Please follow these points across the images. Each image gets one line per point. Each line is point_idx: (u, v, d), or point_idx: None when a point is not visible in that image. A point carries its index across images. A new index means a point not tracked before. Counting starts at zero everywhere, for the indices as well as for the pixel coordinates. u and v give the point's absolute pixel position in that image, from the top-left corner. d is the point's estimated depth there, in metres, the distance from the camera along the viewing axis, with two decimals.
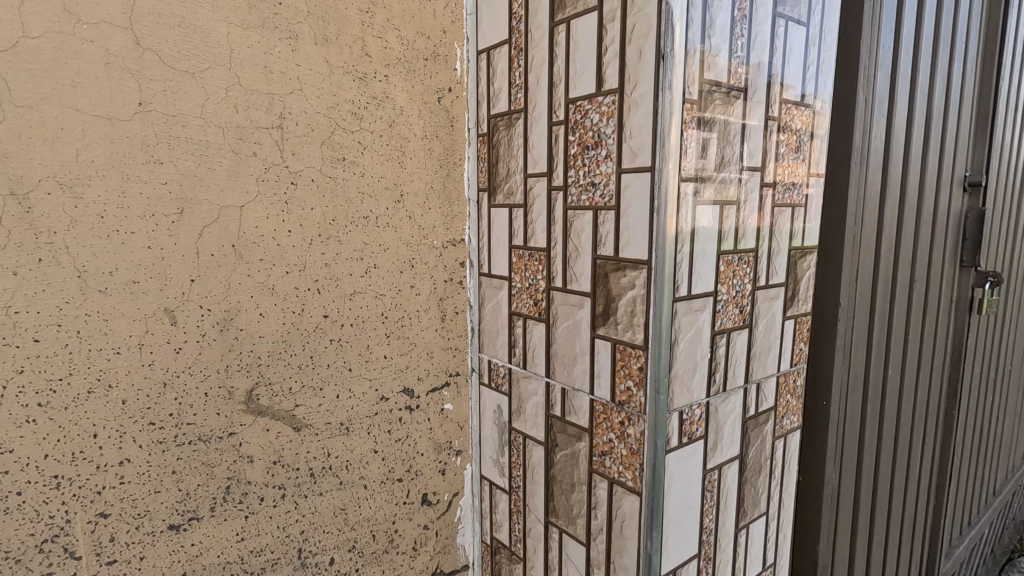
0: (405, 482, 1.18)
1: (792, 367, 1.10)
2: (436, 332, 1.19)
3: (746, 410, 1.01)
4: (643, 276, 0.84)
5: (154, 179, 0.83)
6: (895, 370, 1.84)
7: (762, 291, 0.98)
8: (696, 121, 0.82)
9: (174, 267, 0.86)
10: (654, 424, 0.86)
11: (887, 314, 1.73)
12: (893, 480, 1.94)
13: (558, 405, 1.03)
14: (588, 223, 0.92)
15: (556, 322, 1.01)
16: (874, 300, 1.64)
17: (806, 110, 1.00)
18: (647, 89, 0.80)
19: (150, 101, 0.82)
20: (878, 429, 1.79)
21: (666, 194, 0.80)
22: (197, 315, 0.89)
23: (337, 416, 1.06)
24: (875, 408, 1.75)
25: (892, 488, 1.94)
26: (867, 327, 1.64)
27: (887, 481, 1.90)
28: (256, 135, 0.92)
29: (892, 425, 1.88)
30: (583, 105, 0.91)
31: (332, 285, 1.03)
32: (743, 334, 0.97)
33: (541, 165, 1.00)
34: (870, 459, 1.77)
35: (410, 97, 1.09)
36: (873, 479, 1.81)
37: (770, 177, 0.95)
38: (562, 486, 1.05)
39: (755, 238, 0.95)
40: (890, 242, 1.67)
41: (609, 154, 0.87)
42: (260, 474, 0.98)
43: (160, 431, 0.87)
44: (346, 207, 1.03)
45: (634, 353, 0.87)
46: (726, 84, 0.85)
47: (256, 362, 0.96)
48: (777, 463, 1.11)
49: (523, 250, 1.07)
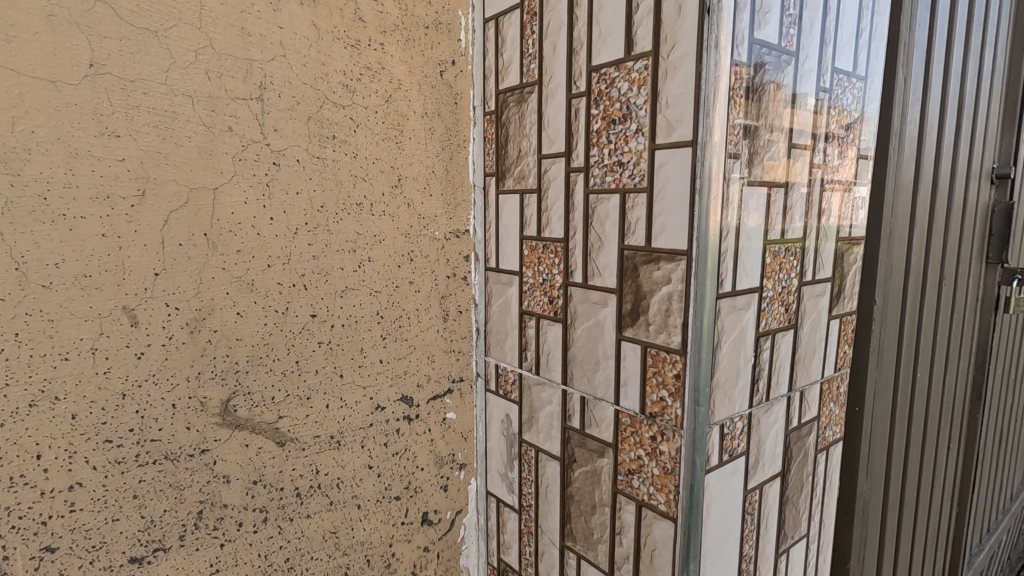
0: (403, 500, 1.06)
1: (836, 372, 0.98)
2: (437, 334, 1.07)
3: (789, 421, 0.89)
4: (681, 269, 0.72)
5: (109, 155, 0.70)
6: (925, 373, 1.73)
7: (808, 288, 0.87)
8: (745, 87, 0.70)
9: (134, 258, 0.73)
10: (692, 440, 0.75)
11: (919, 313, 1.62)
12: (919, 488, 1.83)
13: (576, 416, 0.91)
14: (614, 209, 0.80)
15: (575, 323, 0.89)
16: (907, 298, 1.53)
17: (858, 82, 0.88)
18: (689, 49, 0.69)
19: (104, 63, 0.69)
20: (906, 436, 1.69)
21: (710, 173, 0.69)
22: (163, 315, 0.76)
23: (326, 428, 0.94)
24: (904, 413, 1.64)
25: (918, 497, 1.83)
26: (900, 327, 1.52)
27: (913, 491, 1.79)
28: (231, 106, 0.80)
29: (920, 430, 1.77)
30: (608, 73, 0.79)
31: (321, 281, 0.91)
32: (788, 336, 0.85)
33: (558, 144, 0.88)
34: (898, 467, 1.66)
35: (408, 69, 0.97)
36: (901, 488, 1.71)
37: (818, 156, 0.84)
38: (580, 507, 0.93)
39: (803, 227, 0.83)
40: (924, 236, 1.56)
41: (640, 129, 0.76)
42: (238, 496, 0.86)
43: (119, 450, 0.75)
44: (337, 192, 0.91)
45: (669, 358, 0.75)
46: (777, 46, 0.73)
47: (233, 369, 0.84)
48: (818, 478, 0.99)
49: (536, 242, 0.95)
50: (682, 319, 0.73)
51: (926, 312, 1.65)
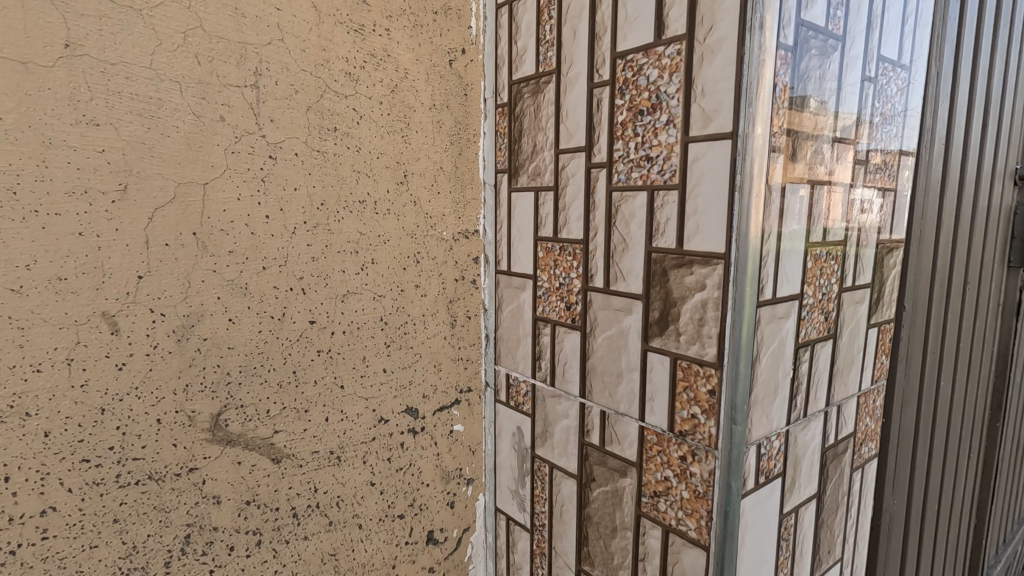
0: (407, 519, 0.99)
1: (873, 385, 0.91)
2: (444, 341, 1.01)
3: (826, 438, 0.82)
4: (717, 274, 0.66)
5: (87, 145, 0.64)
6: (948, 381, 1.66)
7: (849, 294, 0.80)
8: (790, 72, 0.63)
9: (115, 260, 0.67)
10: (728, 462, 0.68)
11: (944, 319, 1.55)
12: (940, 500, 1.76)
13: (596, 432, 0.84)
14: (640, 208, 0.73)
15: (594, 331, 0.82)
16: (933, 303, 1.46)
17: (902, 72, 0.81)
18: (729, 31, 0.62)
19: (81, 43, 0.62)
20: (929, 447, 1.62)
21: (752, 168, 0.62)
22: (147, 322, 0.70)
23: (326, 443, 0.88)
24: (928, 423, 1.57)
25: (939, 509, 1.77)
26: (926, 334, 1.45)
27: (935, 503, 1.73)
28: (223, 94, 0.73)
29: (943, 440, 1.71)
30: (636, 59, 0.73)
31: (320, 284, 0.84)
32: (827, 346, 0.78)
33: (578, 138, 0.82)
34: (921, 479, 1.59)
35: (415, 57, 0.91)
36: (923, 500, 1.64)
37: (861, 151, 0.77)
38: (599, 530, 0.86)
39: (844, 229, 0.77)
40: (951, 238, 1.49)
41: (672, 120, 0.69)
42: (230, 518, 0.79)
43: (97, 470, 0.68)
44: (338, 188, 0.84)
45: (702, 373, 0.68)
46: (824, 29, 0.67)
47: (224, 380, 0.77)
48: (853, 499, 0.92)
49: (553, 244, 0.88)
50: (718, 329, 0.66)
51: (951, 318, 1.58)
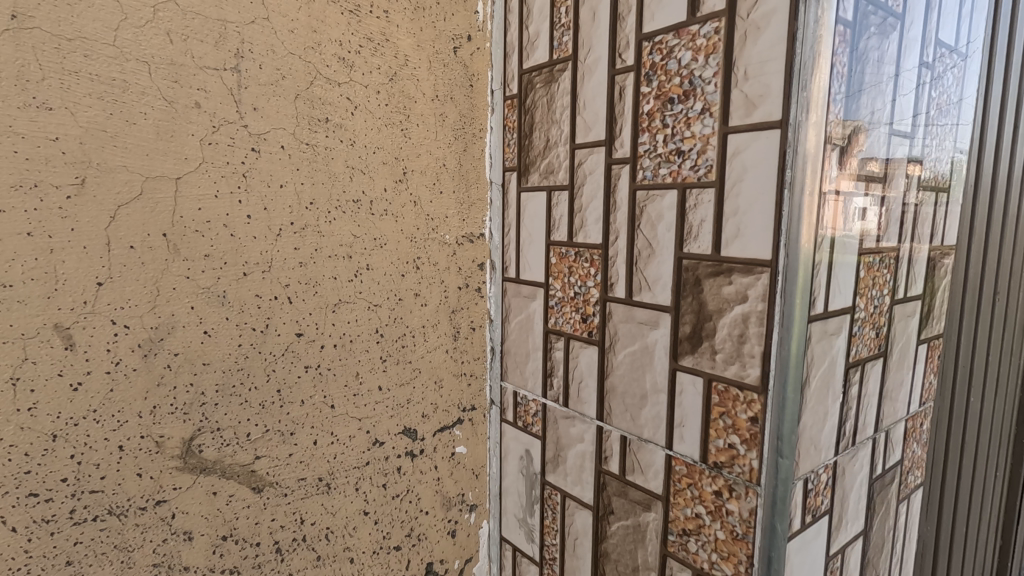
0: (404, 551, 0.90)
1: (921, 407, 0.82)
2: (446, 355, 0.92)
3: (874, 468, 0.74)
4: (762, 284, 0.57)
5: (38, 132, 0.55)
6: (1014, 401, 1.51)
7: (900, 307, 0.72)
8: (849, 51, 0.55)
9: (70, 264, 0.58)
10: (772, 501, 0.59)
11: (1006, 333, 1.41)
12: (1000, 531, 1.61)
13: (615, 459, 0.75)
14: (669, 209, 0.65)
15: (614, 347, 0.74)
16: (991, 315, 1.33)
17: (959, 59, 0.73)
18: (780, 3, 0.54)
19: (31, 15, 0.54)
20: (988, 472, 1.48)
21: (805, 161, 0.54)
22: (107, 335, 0.61)
23: (314, 469, 0.79)
24: (987, 448, 1.43)
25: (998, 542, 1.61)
26: (982, 349, 1.33)
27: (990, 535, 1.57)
28: (199, 77, 0.64)
29: (1005, 466, 1.55)
30: (666, 40, 0.64)
31: (309, 292, 0.76)
32: (878, 366, 0.70)
33: (598, 131, 0.73)
34: (978, 510, 1.45)
35: (417, 43, 0.83)
36: (979, 531, 1.49)
37: (917, 148, 0.69)
38: (618, 569, 0.77)
39: (898, 233, 0.68)
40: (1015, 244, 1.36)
41: (708, 108, 0.61)
42: (203, 556, 0.70)
43: (47, 506, 0.59)
44: (330, 186, 0.76)
45: (742, 398, 0.60)
46: (883, 5, 0.58)
47: (198, 401, 0.68)
48: (898, 533, 0.83)
49: (567, 249, 0.80)
50: (762, 348, 0.58)
51: (1013, 332, 1.44)
